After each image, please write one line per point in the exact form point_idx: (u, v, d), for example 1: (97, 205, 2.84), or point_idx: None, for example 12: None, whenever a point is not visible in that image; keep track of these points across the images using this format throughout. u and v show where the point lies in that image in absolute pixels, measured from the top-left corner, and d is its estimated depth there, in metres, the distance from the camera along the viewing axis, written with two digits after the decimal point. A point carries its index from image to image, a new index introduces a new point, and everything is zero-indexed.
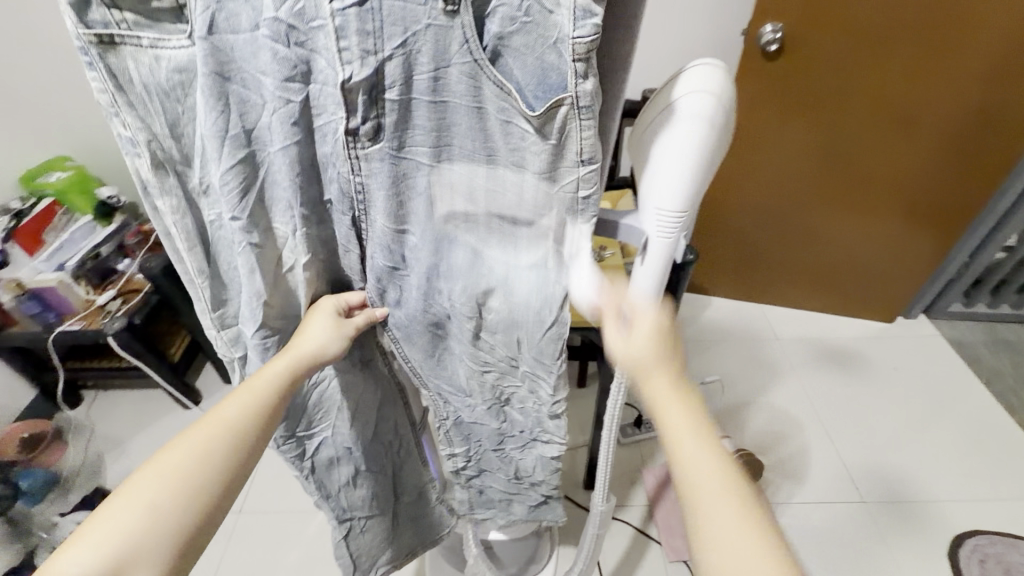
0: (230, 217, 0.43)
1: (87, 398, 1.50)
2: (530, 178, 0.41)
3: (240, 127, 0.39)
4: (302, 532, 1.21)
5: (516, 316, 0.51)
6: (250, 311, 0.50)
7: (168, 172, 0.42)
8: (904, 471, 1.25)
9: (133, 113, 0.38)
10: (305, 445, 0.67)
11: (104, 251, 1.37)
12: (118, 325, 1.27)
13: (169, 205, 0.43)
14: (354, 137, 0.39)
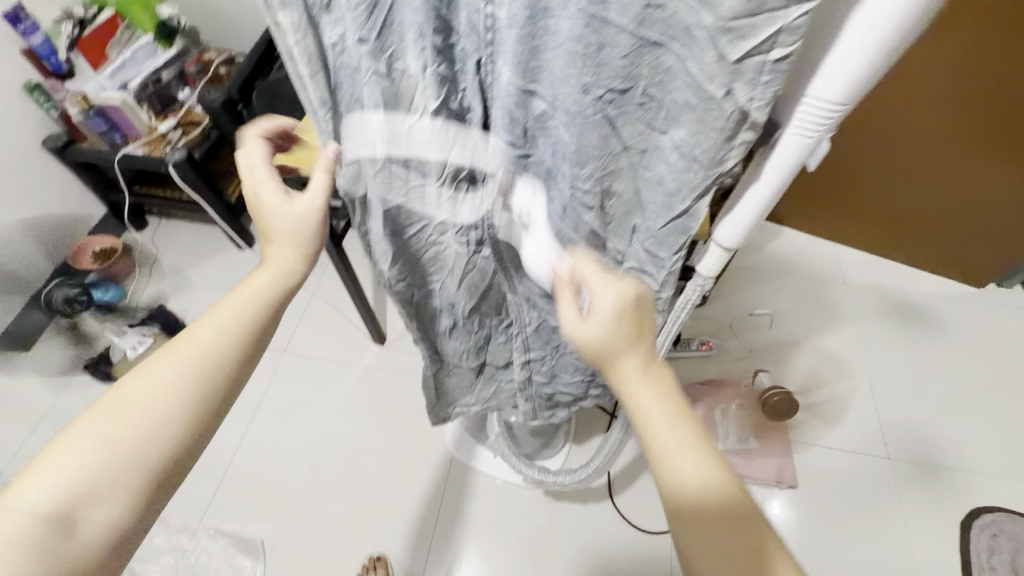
0: (357, 38, 0.37)
1: (153, 223, 1.57)
2: (707, 20, 0.28)
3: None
4: (338, 379, 1.30)
5: (647, 203, 0.43)
6: (373, 151, 0.45)
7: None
8: (941, 438, 1.21)
9: None
10: (414, 291, 0.65)
11: (165, 77, 1.35)
12: (179, 155, 1.27)
13: (290, 20, 0.37)
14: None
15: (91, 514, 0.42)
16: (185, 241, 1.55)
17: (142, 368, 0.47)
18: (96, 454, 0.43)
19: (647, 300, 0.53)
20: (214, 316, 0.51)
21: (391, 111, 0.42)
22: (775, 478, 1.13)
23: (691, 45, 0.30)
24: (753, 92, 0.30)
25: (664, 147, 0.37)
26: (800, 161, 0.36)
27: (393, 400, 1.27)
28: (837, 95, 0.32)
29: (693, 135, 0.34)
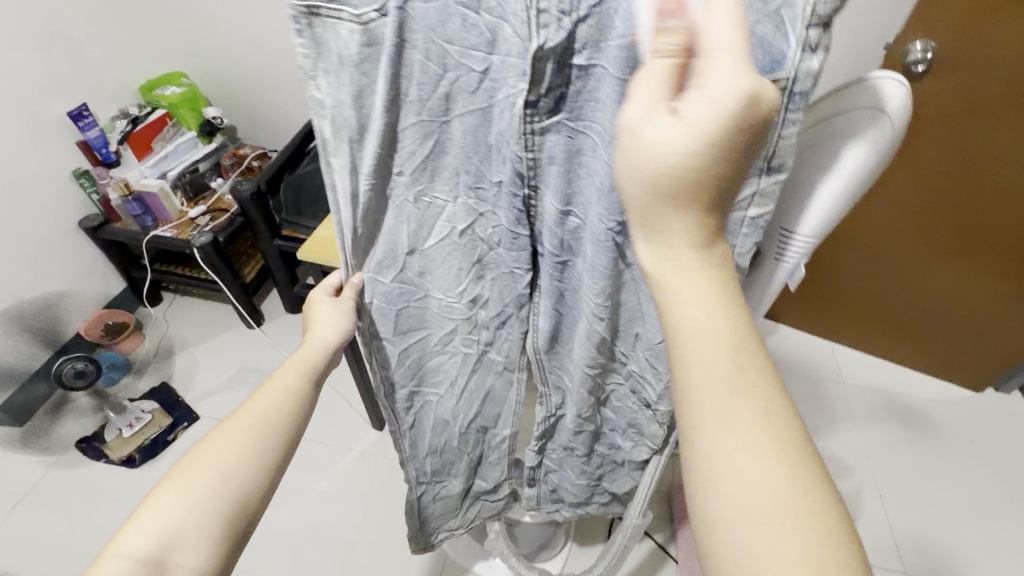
0: (396, 172, 0.44)
1: (167, 299, 1.63)
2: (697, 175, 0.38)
3: (437, 93, 0.39)
4: (334, 467, 1.27)
5: (647, 315, 0.49)
6: (385, 263, 0.50)
7: (346, 137, 0.40)
8: (954, 552, 1.15)
9: (326, 78, 0.37)
10: (413, 400, 0.67)
11: (201, 168, 1.49)
12: (204, 239, 1.34)
13: (336, 168, 0.42)
14: (532, 109, 0.38)
15: (178, 562, 0.43)
16: (196, 318, 1.59)
17: (217, 427, 0.49)
18: (170, 525, 0.43)
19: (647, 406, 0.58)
20: (268, 383, 0.53)
21: (419, 229, 0.48)
22: None
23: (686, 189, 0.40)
24: (740, 241, 0.38)
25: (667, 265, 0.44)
26: (783, 280, 0.43)
27: (385, 491, 1.23)
28: (806, 227, 0.40)
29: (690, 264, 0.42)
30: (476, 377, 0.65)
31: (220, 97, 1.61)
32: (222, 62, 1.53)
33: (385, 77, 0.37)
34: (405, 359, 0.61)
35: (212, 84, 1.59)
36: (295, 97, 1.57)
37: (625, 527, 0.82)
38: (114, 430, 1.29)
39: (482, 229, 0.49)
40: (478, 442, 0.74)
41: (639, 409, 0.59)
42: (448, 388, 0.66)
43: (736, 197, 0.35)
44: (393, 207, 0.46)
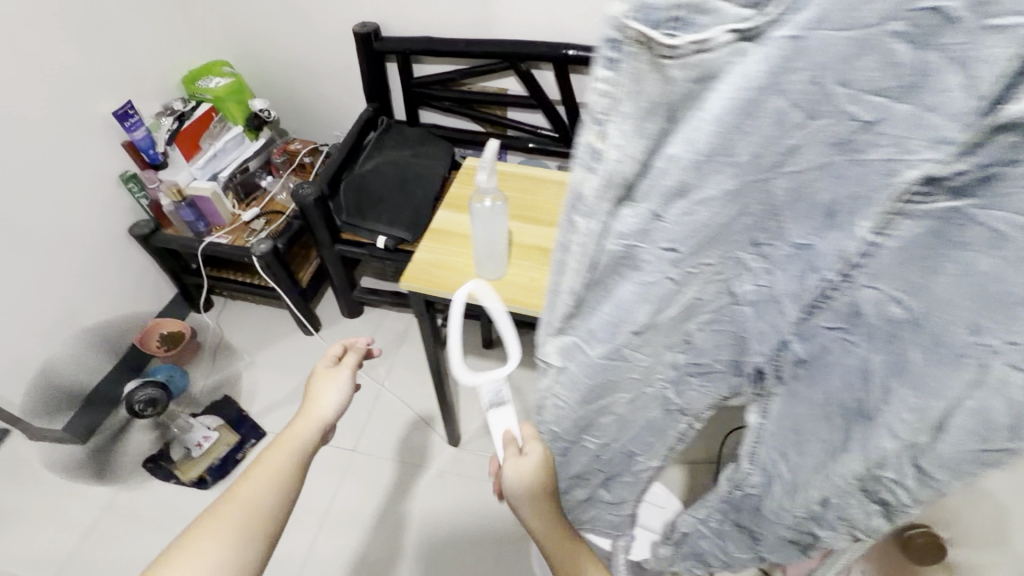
0: (663, 250, 0.30)
1: (218, 304, 1.56)
2: None
3: (778, 147, 0.26)
4: (412, 487, 1.21)
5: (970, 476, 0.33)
6: (604, 333, 0.37)
7: (613, 195, 0.28)
8: None
9: (620, 125, 0.25)
10: (567, 439, 0.54)
11: (251, 167, 1.39)
12: (264, 247, 1.26)
13: (584, 227, 0.30)
14: (928, 186, 0.25)
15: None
16: (250, 324, 1.51)
17: (212, 509, 0.55)
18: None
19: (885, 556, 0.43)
20: (260, 461, 0.59)
21: (661, 309, 0.34)
22: None
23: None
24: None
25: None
26: None
27: (468, 515, 1.17)
28: None
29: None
30: (646, 420, 0.50)
31: (266, 87, 1.51)
32: (268, 49, 1.42)
33: (718, 129, 0.24)
34: (576, 421, 0.48)
35: (257, 73, 1.48)
36: (345, 85, 1.46)
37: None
38: (181, 449, 1.24)
39: (747, 291, 0.35)
40: (619, 468, 0.59)
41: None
42: (611, 436, 0.52)
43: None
44: (643, 279, 0.32)
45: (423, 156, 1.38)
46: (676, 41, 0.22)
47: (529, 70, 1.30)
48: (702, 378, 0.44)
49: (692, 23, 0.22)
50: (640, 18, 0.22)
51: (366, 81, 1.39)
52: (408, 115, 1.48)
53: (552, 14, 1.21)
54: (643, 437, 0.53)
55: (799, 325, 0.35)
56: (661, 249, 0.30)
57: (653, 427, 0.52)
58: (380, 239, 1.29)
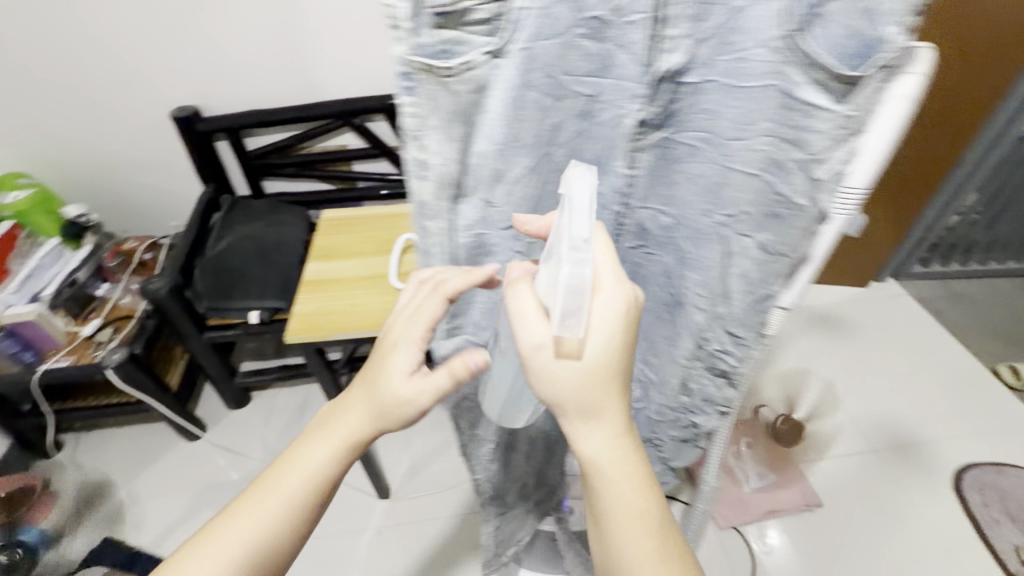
0: (504, 226, 0.40)
1: (69, 442, 1.35)
2: (799, 156, 0.36)
3: (548, 123, 0.35)
4: (349, 555, 1.15)
5: (737, 304, 0.48)
6: None
7: (447, 194, 0.36)
8: (905, 421, 1.38)
9: (436, 137, 0.33)
10: None
11: (81, 277, 1.25)
12: (118, 356, 1.14)
13: (437, 227, 0.38)
14: (642, 126, 0.35)
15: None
16: (117, 452, 1.33)
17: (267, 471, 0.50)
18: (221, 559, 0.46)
19: (723, 382, 0.57)
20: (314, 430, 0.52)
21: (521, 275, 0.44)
22: (804, 502, 1.20)
23: (778, 217, 0.41)
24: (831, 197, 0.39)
25: (741, 258, 0.45)
26: (842, 231, 0.46)
27: (419, 560, 1.14)
28: (862, 183, 0.43)
29: (761, 266, 0.45)
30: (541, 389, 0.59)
31: (79, 193, 1.39)
32: (73, 153, 1.33)
33: (503, 120, 0.33)
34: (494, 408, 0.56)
35: (64, 180, 1.36)
36: (174, 172, 1.39)
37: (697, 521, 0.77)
38: None
39: None
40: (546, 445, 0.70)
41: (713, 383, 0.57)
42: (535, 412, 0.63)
43: (824, 162, 0.36)
44: (497, 258, 0.42)
45: (278, 223, 1.36)
46: (446, 65, 0.30)
47: (365, 124, 1.38)
48: None
49: (455, 51, 0.29)
50: (416, 58, 0.29)
51: (197, 163, 1.35)
52: (252, 189, 1.47)
53: (374, 71, 1.31)
54: (547, 407, 0.63)
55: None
56: (500, 226, 0.40)
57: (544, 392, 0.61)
58: (253, 314, 1.23)
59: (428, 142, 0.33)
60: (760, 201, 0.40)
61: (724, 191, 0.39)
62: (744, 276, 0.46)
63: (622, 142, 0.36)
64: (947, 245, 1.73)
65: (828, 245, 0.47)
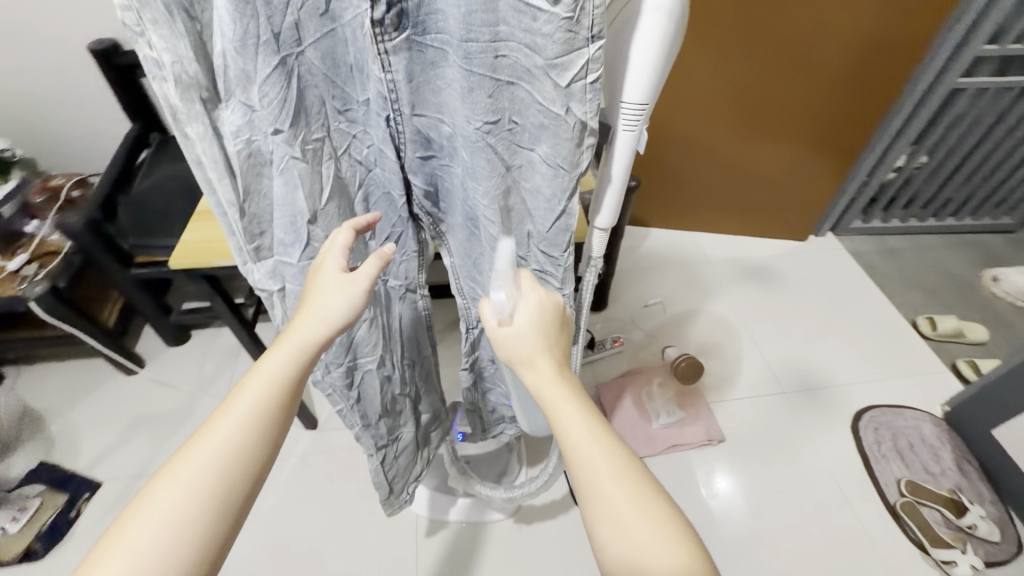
0: (272, 132, 0.40)
1: (10, 374, 1.39)
2: (540, 60, 0.37)
3: (286, 22, 0.35)
4: (274, 479, 1.22)
5: (538, 219, 0.50)
6: (289, 233, 0.47)
7: (196, 96, 0.37)
8: (817, 366, 1.44)
9: (159, 31, 0.33)
10: (353, 375, 0.64)
11: (4, 212, 1.27)
12: (40, 289, 1.16)
13: (197, 131, 0.39)
14: (381, 25, 0.36)
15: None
16: (56, 384, 1.38)
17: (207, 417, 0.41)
18: (145, 551, 0.36)
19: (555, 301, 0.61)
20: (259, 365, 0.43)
21: (310, 187, 0.44)
22: (706, 436, 1.28)
23: (551, 126, 0.42)
24: (586, 108, 0.40)
25: (532, 171, 0.46)
26: (633, 147, 0.49)
27: (340, 484, 1.22)
28: (640, 97, 0.45)
29: (551, 185, 0.46)
30: (386, 312, 0.62)
31: (5, 127, 1.38)
32: None
33: (226, 13, 0.33)
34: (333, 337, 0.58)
35: None
36: (98, 108, 1.38)
37: None
38: None
39: (357, 151, 0.47)
40: (414, 370, 0.75)
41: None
42: (383, 347, 0.64)
43: (565, 69, 0.38)
44: (278, 170, 0.42)
45: None
46: None
47: None
48: (399, 252, 0.57)
49: None
50: None
51: (120, 100, 1.33)
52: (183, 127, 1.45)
53: None
54: (400, 333, 0.67)
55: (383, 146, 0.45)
56: (265, 133, 0.40)
57: (393, 316, 0.64)
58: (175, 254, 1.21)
59: (153, 37, 0.34)
60: (532, 110, 0.41)
61: (480, 98, 0.40)
62: (538, 191, 0.47)
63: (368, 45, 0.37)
64: (885, 200, 1.75)
65: (623, 162, 0.49)
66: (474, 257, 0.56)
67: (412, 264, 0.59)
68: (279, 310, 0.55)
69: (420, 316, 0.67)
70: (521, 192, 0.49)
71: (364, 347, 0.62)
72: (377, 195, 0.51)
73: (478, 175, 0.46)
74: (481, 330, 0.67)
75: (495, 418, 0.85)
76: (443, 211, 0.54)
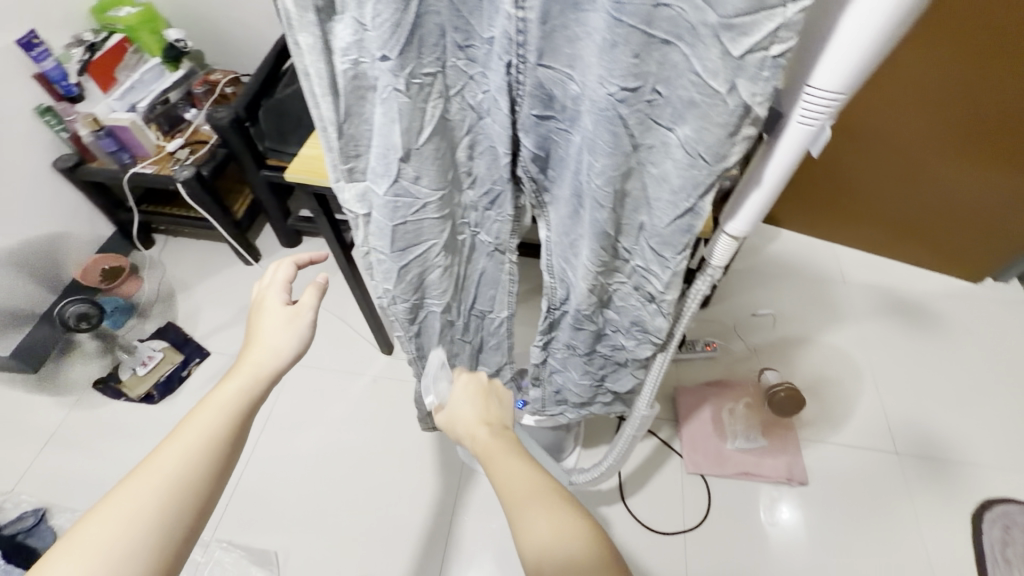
0: (379, 56, 0.36)
1: (159, 241, 1.60)
2: (710, 19, 0.29)
3: None
4: (347, 391, 1.31)
5: (655, 204, 0.42)
6: (384, 165, 0.44)
7: (310, 4, 0.34)
8: (949, 436, 1.21)
9: None
10: (416, 313, 0.63)
11: (172, 98, 1.40)
12: (187, 173, 1.30)
13: (307, 43, 0.36)
14: None
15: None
16: (191, 259, 1.57)
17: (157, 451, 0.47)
18: (100, 546, 0.41)
19: (652, 303, 0.53)
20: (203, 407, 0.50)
21: (409, 123, 0.40)
22: (786, 476, 1.14)
23: (700, 105, 0.33)
24: (755, 88, 0.31)
25: (665, 154, 0.38)
26: (804, 149, 0.38)
27: (401, 413, 1.27)
28: (836, 84, 0.34)
29: (682, 175, 0.37)
30: (468, 264, 0.59)
31: (184, 20, 1.51)
32: None
33: None
34: (406, 275, 0.56)
35: (172, 5, 1.48)
36: (260, 11, 1.45)
37: (632, 423, 0.77)
38: (129, 369, 1.32)
39: (471, 94, 0.42)
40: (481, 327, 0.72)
41: (642, 305, 0.54)
42: (452, 296, 0.62)
43: (743, 35, 0.29)
44: (380, 98, 0.39)
45: None
46: None
47: None
48: (494, 210, 0.52)
49: None
50: None
51: None
52: None
53: None
54: (477, 285, 0.63)
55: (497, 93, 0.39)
56: (371, 55, 0.37)
57: (475, 267, 0.61)
58: None
59: None
60: (684, 80, 0.33)
61: (620, 56, 0.32)
62: (664, 178, 0.39)
63: None
64: None
65: (786, 162, 0.39)
66: (571, 234, 0.49)
67: (505, 227, 0.54)
68: (362, 234, 0.53)
69: (503, 280, 0.63)
70: (645, 175, 0.41)
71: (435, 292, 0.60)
72: (481, 145, 0.46)
73: (596, 145, 0.38)
74: (562, 310, 0.61)
75: (556, 397, 0.80)
76: (547, 178, 0.47)
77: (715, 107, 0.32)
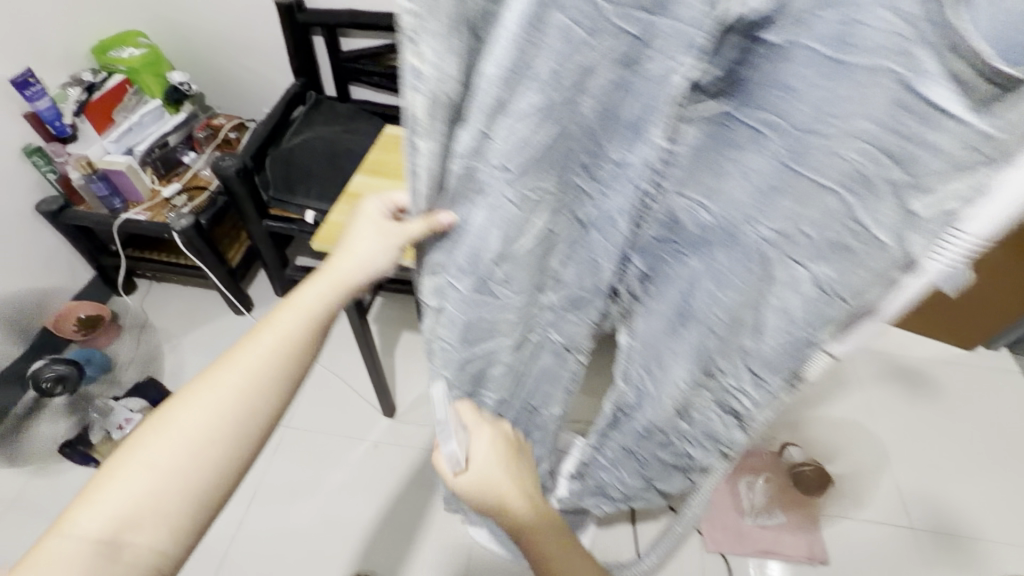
0: (500, 170, 0.34)
1: (142, 287, 1.51)
2: (896, 175, 0.27)
3: (576, 63, 0.29)
4: (346, 457, 1.22)
5: (764, 332, 0.39)
6: (470, 267, 0.41)
7: (442, 115, 0.31)
8: (960, 510, 1.21)
9: (435, 40, 0.27)
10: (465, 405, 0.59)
11: (172, 142, 1.34)
12: (185, 222, 1.22)
13: (424, 150, 0.32)
14: (694, 90, 0.29)
15: (134, 542, 0.39)
16: (176, 307, 1.47)
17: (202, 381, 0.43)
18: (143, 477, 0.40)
19: (733, 420, 0.50)
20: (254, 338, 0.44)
21: (516, 233, 0.38)
22: (807, 554, 1.11)
23: (853, 251, 0.31)
24: (925, 242, 0.29)
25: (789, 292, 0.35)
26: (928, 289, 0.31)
27: (405, 481, 1.19)
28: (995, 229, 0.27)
29: (809, 313, 0.35)
30: (531, 362, 0.56)
31: (187, 63, 1.47)
32: (185, 22, 1.38)
33: (515, 43, 0.27)
34: (466, 372, 0.53)
35: (176, 48, 1.44)
36: (270, 60, 1.43)
37: (677, 518, 0.73)
38: (101, 431, 1.19)
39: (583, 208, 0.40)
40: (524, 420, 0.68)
41: (718, 422, 0.51)
42: (507, 391, 0.59)
43: (928, 192, 0.27)
44: (487, 204, 0.37)
45: (355, 132, 1.38)
46: None
47: None
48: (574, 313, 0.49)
49: None
50: None
51: (291, 56, 1.37)
52: (338, 92, 1.48)
53: None
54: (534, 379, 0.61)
55: (618, 209, 0.37)
56: (489, 166, 0.34)
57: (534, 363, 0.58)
58: (308, 214, 1.27)
59: (426, 49, 0.27)
60: (837, 224, 0.30)
61: (776, 198, 0.31)
62: (787, 316, 0.36)
63: (665, 107, 0.30)
64: None
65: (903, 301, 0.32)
66: (661, 348, 0.47)
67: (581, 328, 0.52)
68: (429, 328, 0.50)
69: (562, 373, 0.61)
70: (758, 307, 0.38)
71: (494, 388, 0.57)
72: (578, 257, 0.43)
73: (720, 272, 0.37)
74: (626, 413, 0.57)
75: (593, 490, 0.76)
76: (644, 291, 0.45)
77: (871, 255, 0.30)
